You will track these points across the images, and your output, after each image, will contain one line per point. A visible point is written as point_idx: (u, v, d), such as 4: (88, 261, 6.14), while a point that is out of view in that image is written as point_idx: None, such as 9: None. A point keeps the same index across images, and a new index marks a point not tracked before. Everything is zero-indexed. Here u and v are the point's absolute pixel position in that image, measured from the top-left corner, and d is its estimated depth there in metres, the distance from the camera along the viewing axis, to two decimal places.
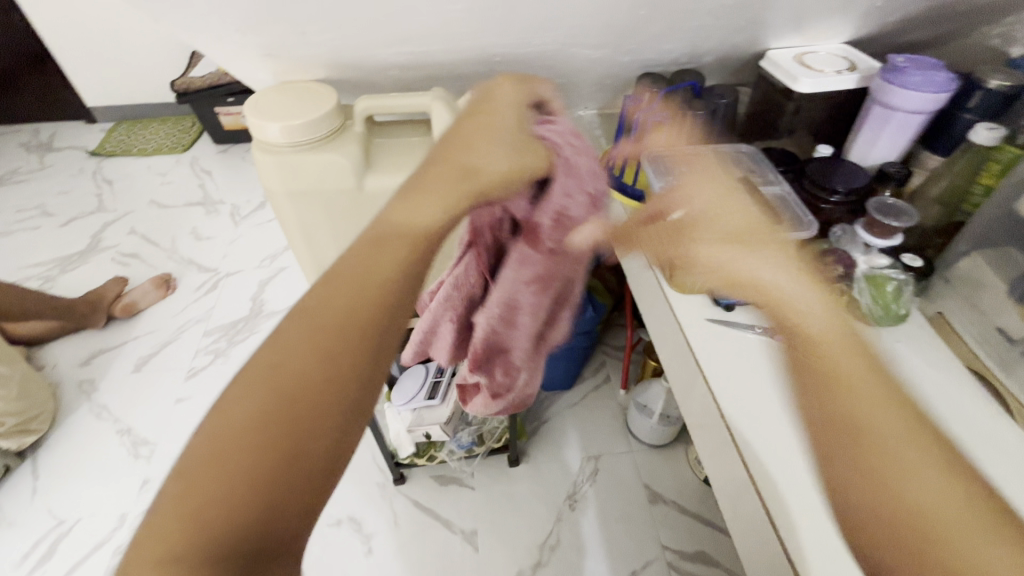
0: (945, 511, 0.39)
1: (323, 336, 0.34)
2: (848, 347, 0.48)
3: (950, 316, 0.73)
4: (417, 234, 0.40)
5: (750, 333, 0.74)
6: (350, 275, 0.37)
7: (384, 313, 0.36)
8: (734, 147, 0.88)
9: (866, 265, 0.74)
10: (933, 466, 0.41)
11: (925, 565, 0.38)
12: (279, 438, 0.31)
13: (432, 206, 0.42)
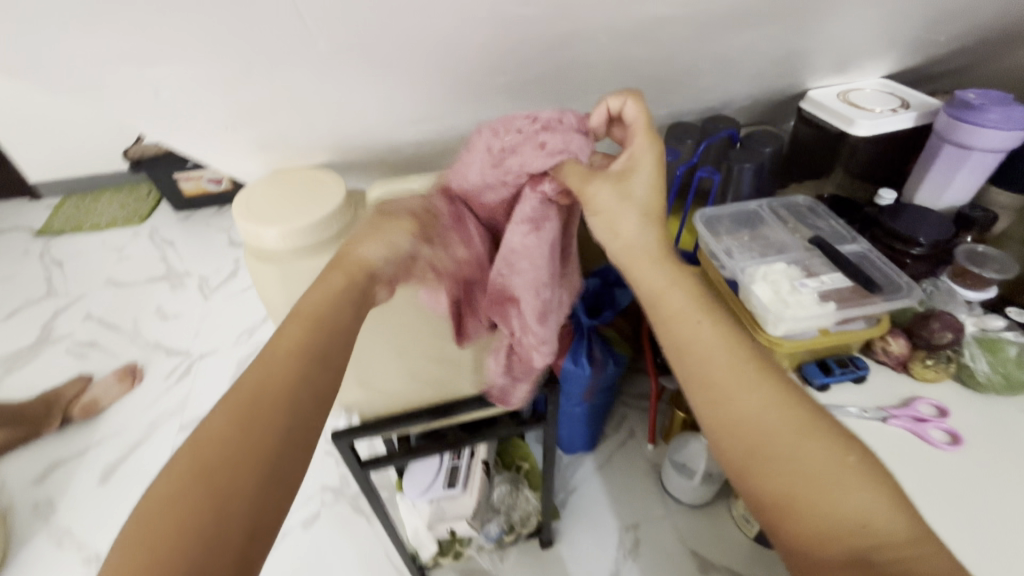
0: (782, 435, 0.37)
1: (238, 415, 0.36)
2: (643, 205, 0.48)
3: None
4: (316, 309, 0.43)
5: (857, 418, 0.63)
6: (264, 355, 0.40)
7: (303, 376, 0.39)
8: (790, 200, 0.79)
9: (975, 324, 0.66)
10: (726, 380, 0.39)
11: (776, 482, 0.36)
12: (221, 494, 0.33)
13: (340, 287, 0.46)
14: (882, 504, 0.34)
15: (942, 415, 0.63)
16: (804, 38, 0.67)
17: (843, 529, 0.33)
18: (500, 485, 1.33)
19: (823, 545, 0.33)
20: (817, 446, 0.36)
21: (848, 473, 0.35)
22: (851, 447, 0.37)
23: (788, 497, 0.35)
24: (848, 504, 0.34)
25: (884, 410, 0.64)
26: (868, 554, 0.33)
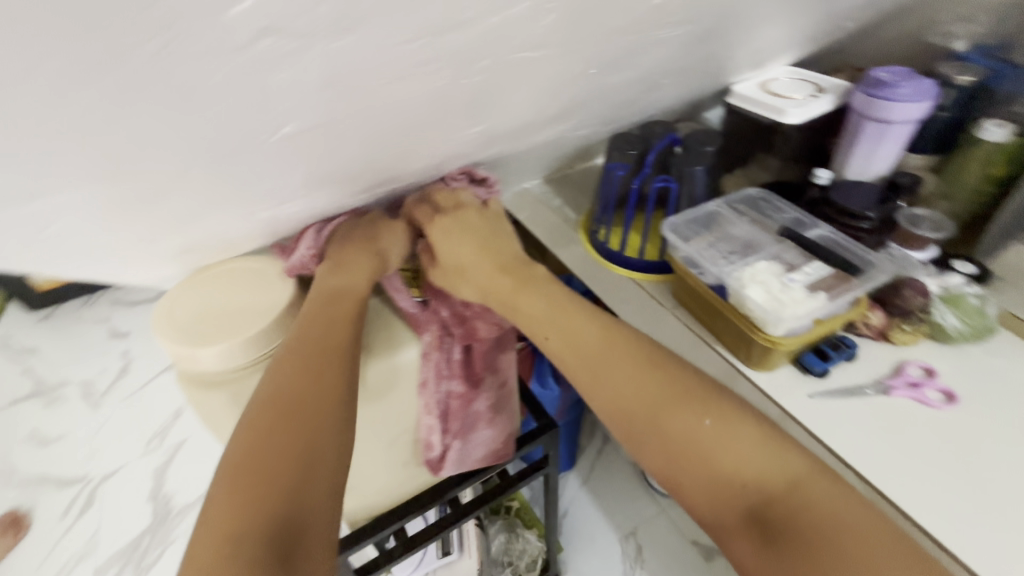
0: (667, 415, 0.50)
1: (300, 366, 0.51)
2: (484, 239, 0.65)
3: (1018, 311, 0.70)
4: (337, 293, 0.58)
5: (862, 397, 0.65)
6: (315, 326, 0.55)
7: (342, 342, 0.55)
8: (742, 194, 0.80)
9: (936, 285, 0.70)
10: (606, 370, 0.55)
11: (664, 444, 0.49)
12: (281, 434, 0.47)
13: (356, 277, 0.59)
14: (751, 443, 0.46)
15: (930, 375, 0.66)
16: (739, 42, 0.68)
17: (724, 480, 0.46)
18: (498, 535, 1.26)
19: (721, 495, 0.45)
20: (693, 418, 0.49)
21: (721, 434, 0.47)
22: (716, 414, 0.49)
23: (674, 462, 0.48)
24: (723, 460, 0.46)
25: (882, 382, 0.66)
26: (754, 500, 0.44)
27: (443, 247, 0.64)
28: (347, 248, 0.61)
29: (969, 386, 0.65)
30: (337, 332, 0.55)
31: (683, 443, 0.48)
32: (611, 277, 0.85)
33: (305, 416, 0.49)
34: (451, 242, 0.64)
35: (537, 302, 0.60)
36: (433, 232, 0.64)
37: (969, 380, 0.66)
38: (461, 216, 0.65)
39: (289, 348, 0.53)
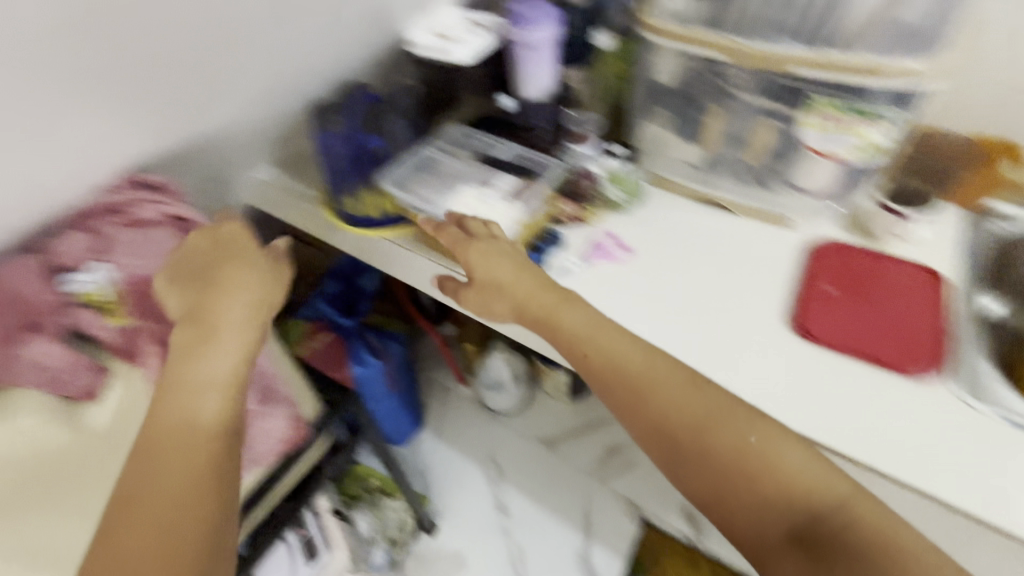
0: (721, 438, 0.53)
1: (173, 473, 0.47)
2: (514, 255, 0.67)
3: (661, 173, 0.92)
4: (214, 368, 0.52)
5: (573, 272, 0.81)
6: (179, 416, 0.49)
7: (215, 429, 0.50)
8: (443, 132, 0.89)
9: (604, 169, 0.88)
10: (675, 399, 0.56)
11: (717, 475, 0.53)
12: (144, 518, 0.44)
13: (222, 346, 0.54)
14: (798, 454, 0.52)
15: (613, 238, 0.85)
16: None
17: (777, 494, 0.51)
18: (360, 517, 1.31)
19: (769, 512, 0.51)
20: (743, 433, 0.53)
21: (768, 448, 0.52)
22: (761, 431, 0.53)
23: (717, 481, 0.53)
24: (774, 479, 0.51)
25: (583, 256, 0.82)
26: (799, 516, 0.50)
27: (472, 264, 0.67)
28: (224, 290, 0.57)
29: (641, 238, 0.85)
30: (206, 410, 0.50)
31: (733, 462, 0.52)
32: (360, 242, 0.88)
33: (166, 503, 0.45)
34: (489, 261, 0.66)
35: (580, 312, 0.62)
36: (467, 257, 0.67)
37: (640, 233, 0.86)
38: (494, 242, 0.68)
39: (170, 419, 0.49)
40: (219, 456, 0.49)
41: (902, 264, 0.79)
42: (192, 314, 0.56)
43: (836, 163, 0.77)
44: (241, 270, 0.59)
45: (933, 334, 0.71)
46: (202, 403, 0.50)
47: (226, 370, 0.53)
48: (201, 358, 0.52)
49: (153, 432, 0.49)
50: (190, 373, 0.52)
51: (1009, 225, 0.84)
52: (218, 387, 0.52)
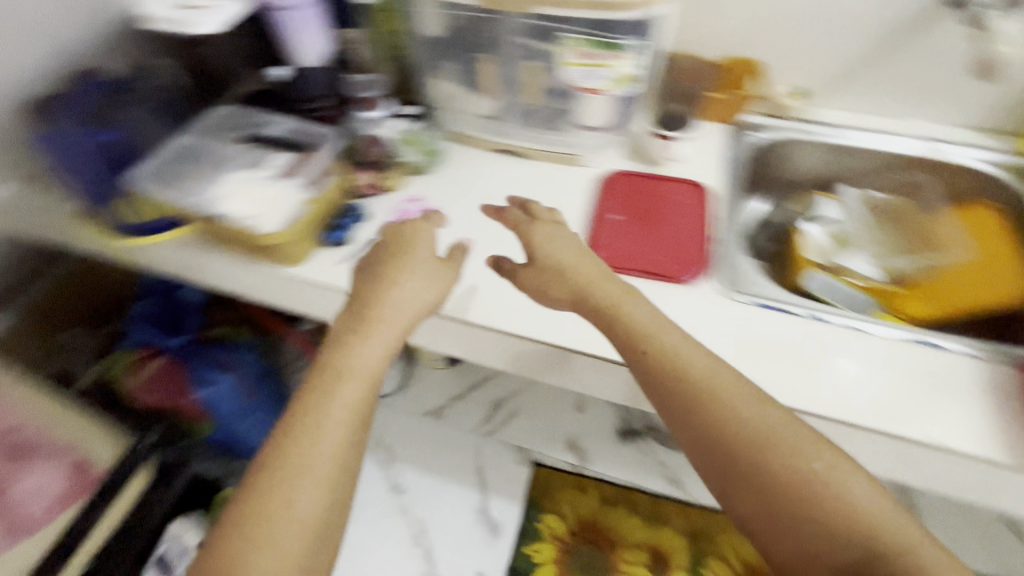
0: (794, 453, 0.48)
1: (310, 508, 0.49)
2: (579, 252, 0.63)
3: (459, 129, 0.92)
4: (355, 395, 0.54)
5: (377, 242, 0.80)
6: (302, 441, 0.51)
7: (342, 459, 0.52)
8: (206, 117, 0.81)
9: (395, 131, 0.86)
10: (750, 406, 0.50)
11: (781, 489, 0.47)
12: (299, 481, 0.50)
13: (352, 392, 0.54)
14: (871, 487, 0.47)
15: (415, 202, 0.85)
16: None
17: (837, 528, 0.45)
18: None
19: (826, 547, 0.45)
20: (808, 457, 0.48)
21: (833, 477, 0.47)
22: (828, 458, 0.48)
23: (771, 498, 0.47)
24: (842, 512, 0.45)
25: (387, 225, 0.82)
26: (857, 552, 0.44)
27: (545, 247, 0.63)
28: (384, 290, 0.61)
29: (444, 198, 0.86)
30: (348, 400, 0.54)
31: (798, 479, 0.47)
32: (137, 252, 0.79)
33: (311, 474, 0.50)
34: (554, 244, 0.63)
35: (639, 313, 0.57)
36: (533, 237, 0.64)
37: (442, 193, 0.86)
38: (558, 228, 0.65)
39: (316, 410, 0.53)
40: (351, 449, 0.53)
41: (675, 184, 0.86)
42: (329, 354, 0.57)
43: (605, 97, 0.81)
44: (391, 311, 0.59)
45: (699, 243, 0.79)
46: (350, 396, 0.54)
47: (371, 371, 0.56)
48: (352, 354, 0.56)
49: (310, 406, 0.53)
50: (345, 360, 0.56)
51: (758, 134, 0.96)
52: (362, 390, 0.55)
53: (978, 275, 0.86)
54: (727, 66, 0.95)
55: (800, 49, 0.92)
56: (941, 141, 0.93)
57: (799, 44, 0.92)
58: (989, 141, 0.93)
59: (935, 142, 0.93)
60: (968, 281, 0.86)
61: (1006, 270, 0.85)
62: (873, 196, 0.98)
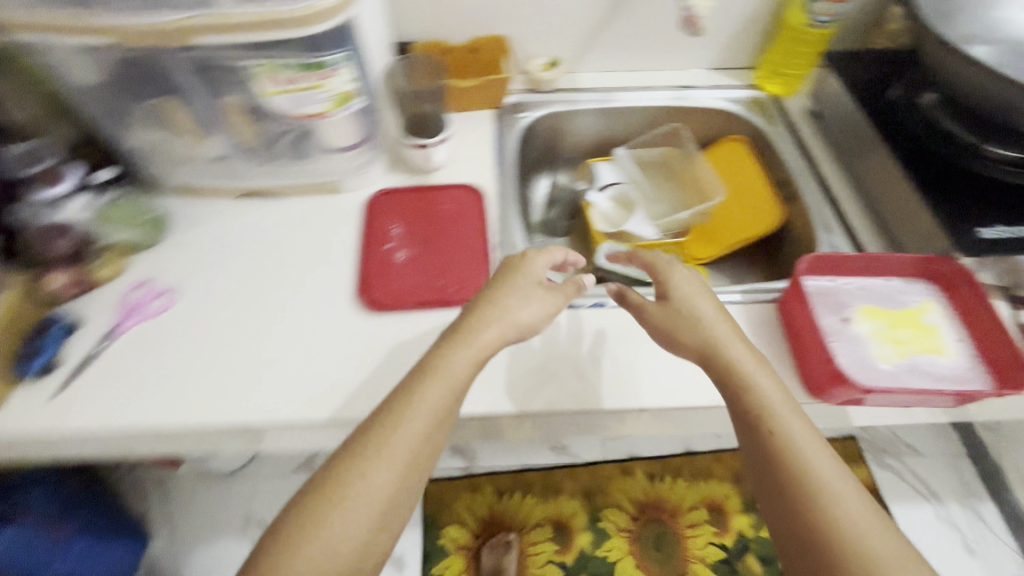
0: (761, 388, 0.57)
1: (393, 487, 0.51)
2: (715, 308, 0.63)
3: (184, 180, 0.77)
4: (446, 399, 0.54)
5: (98, 356, 0.65)
6: (396, 418, 0.52)
7: (424, 446, 0.53)
8: None
9: (87, 208, 0.69)
10: (751, 358, 0.59)
11: None
12: (384, 453, 0.51)
13: (441, 391, 0.54)
14: None
15: (144, 288, 0.70)
16: None
17: None
18: None
19: None
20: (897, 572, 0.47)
21: None
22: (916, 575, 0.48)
23: None
24: None
25: (109, 328, 0.67)
26: None
27: (671, 285, 0.64)
28: (480, 315, 0.59)
29: (183, 273, 0.72)
30: (427, 403, 0.53)
31: (767, 414, 0.56)
32: None
33: (395, 456, 0.51)
34: (693, 297, 0.63)
35: (773, 386, 0.57)
36: (670, 278, 0.64)
37: (181, 268, 0.72)
38: (692, 281, 0.65)
39: (411, 403, 0.53)
40: (433, 438, 0.53)
41: (447, 194, 0.81)
42: (433, 359, 0.56)
43: (335, 119, 0.70)
44: (513, 322, 0.59)
45: (478, 254, 0.75)
46: (441, 399, 0.54)
47: (459, 375, 0.55)
48: (451, 357, 0.56)
49: (404, 407, 0.53)
50: (439, 359, 0.56)
51: (526, 115, 0.96)
52: (445, 392, 0.54)
53: (735, 208, 0.93)
54: (474, 49, 0.92)
55: (537, 22, 0.91)
56: (687, 87, 0.98)
57: (536, 15, 0.90)
58: (724, 80, 0.99)
59: (682, 90, 0.98)
60: (732, 216, 0.93)
61: (760, 197, 0.91)
62: (641, 149, 0.98)
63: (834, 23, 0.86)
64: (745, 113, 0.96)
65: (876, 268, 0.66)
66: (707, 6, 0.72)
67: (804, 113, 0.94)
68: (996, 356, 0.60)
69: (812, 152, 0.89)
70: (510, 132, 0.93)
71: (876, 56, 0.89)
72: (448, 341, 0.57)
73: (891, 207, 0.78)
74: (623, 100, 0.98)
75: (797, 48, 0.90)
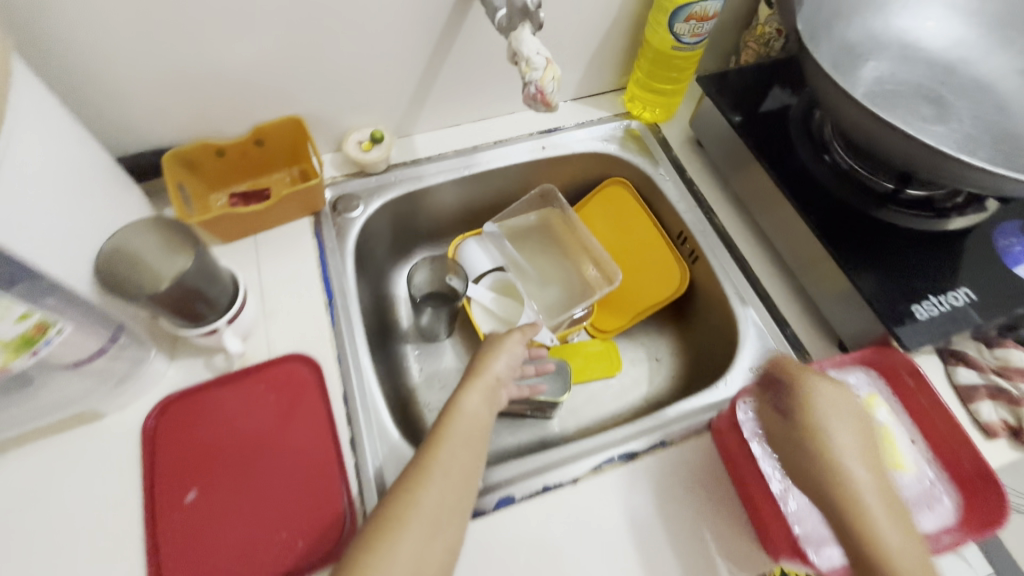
0: (862, 494, 0.43)
1: (439, 520, 0.46)
2: (852, 411, 0.48)
3: None
4: (473, 431, 0.52)
5: None
6: (430, 456, 0.49)
7: (462, 476, 0.49)
8: None
9: None
10: (853, 452, 0.45)
11: None
12: (427, 487, 0.47)
13: (467, 426, 0.52)
14: None
15: None
16: None
17: None
18: None
19: None
20: None
21: None
22: None
23: None
24: None
25: None
26: None
27: (812, 398, 0.48)
28: (489, 351, 0.59)
29: None
30: (460, 436, 0.51)
31: (858, 510, 0.43)
32: None
33: (448, 477, 0.48)
34: (833, 411, 0.47)
35: (863, 461, 0.45)
36: (812, 392, 0.48)
37: None
38: (837, 400, 0.48)
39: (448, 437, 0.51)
40: (476, 462, 0.51)
41: (266, 383, 0.57)
42: (451, 403, 0.54)
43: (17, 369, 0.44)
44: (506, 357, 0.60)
45: (327, 470, 0.53)
46: (478, 437, 0.52)
47: (479, 411, 0.54)
48: (467, 394, 0.55)
49: (447, 436, 0.51)
50: (457, 402, 0.54)
51: (360, 212, 0.72)
52: (472, 427, 0.52)
53: (632, 271, 0.79)
54: (256, 142, 0.67)
55: (339, 88, 0.68)
56: (552, 131, 0.80)
57: (330, 82, 0.67)
58: (591, 112, 0.82)
59: (546, 135, 0.79)
60: (638, 279, 0.78)
61: (658, 253, 0.77)
62: (513, 219, 0.80)
63: (702, 43, 0.70)
64: (623, 153, 0.80)
65: (811, 372, 0.56)
66: (558, 79, 0.51)
67: (686, 143, 0.80)
68: (959, 466, 0.52)
69: (703, 194, 0.75)
70: (337, 245, 0.68)
71: (752, 69, 0.75)
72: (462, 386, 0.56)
73: (804, 267, 0.65)
74: (480, 164, 0.77)
75: (667, 72, 0.76)
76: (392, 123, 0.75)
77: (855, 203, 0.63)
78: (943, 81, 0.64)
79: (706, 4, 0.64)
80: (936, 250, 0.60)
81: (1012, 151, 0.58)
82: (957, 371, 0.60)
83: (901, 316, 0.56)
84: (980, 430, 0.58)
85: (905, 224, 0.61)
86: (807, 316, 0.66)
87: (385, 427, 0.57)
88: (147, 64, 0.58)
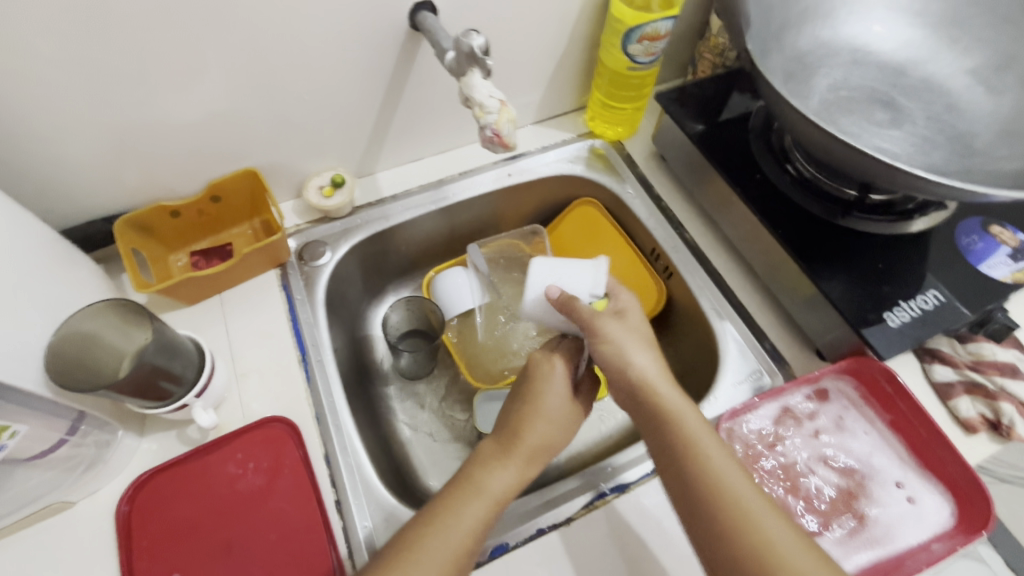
0: (644, 362, 0.51)
1: None
2: (644, 335, 0.52)
3: None
4: (502, 497, 0.49)
5: None
6: (437, 527, 0.46)
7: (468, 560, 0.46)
8: None
9: None
10: (639, 355, 0.51)
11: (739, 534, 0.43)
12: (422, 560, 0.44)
13: (490, 499, 0.48)
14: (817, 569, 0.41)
15: None
16: None
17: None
18: None
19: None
20: (753, 503, 0.44)
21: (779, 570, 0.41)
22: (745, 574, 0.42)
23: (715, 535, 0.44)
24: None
25: None
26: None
27: (605, 331, 0.51)
28: (534, 396, 0.53)
29: None
30: (471, 521, 0.47)
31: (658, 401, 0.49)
32: None
33: (439, 561, 0.44)
34: (614, 334, 0.51)
35: (659, 365, 0.51)
36: (604, 330, 0.51)
37: None
38: (618, 321, 0.52)
39: (449, 513, 0.47)
40: (479, 545, 0.47)
41: (241, 452, 0.55)
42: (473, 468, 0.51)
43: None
44: (551, 411, 0.53)
45: (312, 537, 0.52)
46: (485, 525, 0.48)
47: (502, 493, 0.49)
48: (495, 474, 0.50)
49: (450, 509, 0.47)
50: (483, 471, 0.50)
51: (328, 256, 0.70)
52: (490, 510, 0.48)
53: None
54: (212, 198, 0.66)
55: (293, 135, 0.66)
56: (516, 157, 0.79)
57: (284, 131, 0.65)
58: (554, 134, 0.81)
59: (511, 162, 0.79)
60: None
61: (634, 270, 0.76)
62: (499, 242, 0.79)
63: (657, 61, 0.70)
64: (590, 173, 0.79)
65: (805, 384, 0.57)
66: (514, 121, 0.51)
67: (650, 158, 0.80)
68: (943, 470, 0.53)
69: (672, 210, 0.75)
70: (306, 296, 0.66)
71: (708, 79, 0.75)
72: (505, 444, 0.52)
73: (777, 279, 0.65)
74: (449, 197, 0.76)
75: (624, 91, 0.75)
76: (352, 163, 0.73)
77: (819, 213, 0.63)
78: (895, 84, 0.65)
79: (657, 24, 0.64)
80: (901, 251, 0.60)
81: (965, 151, 0.59)
82: (934, 368, 0.61)
83: (873, 327, 0.56)
84: (960, 427, 0.59)
85: (870, 229, 0.62)
86: (783, 325, 0.66)
87: (370, 484, 0.56)
88: (90, 134, 0.56)
